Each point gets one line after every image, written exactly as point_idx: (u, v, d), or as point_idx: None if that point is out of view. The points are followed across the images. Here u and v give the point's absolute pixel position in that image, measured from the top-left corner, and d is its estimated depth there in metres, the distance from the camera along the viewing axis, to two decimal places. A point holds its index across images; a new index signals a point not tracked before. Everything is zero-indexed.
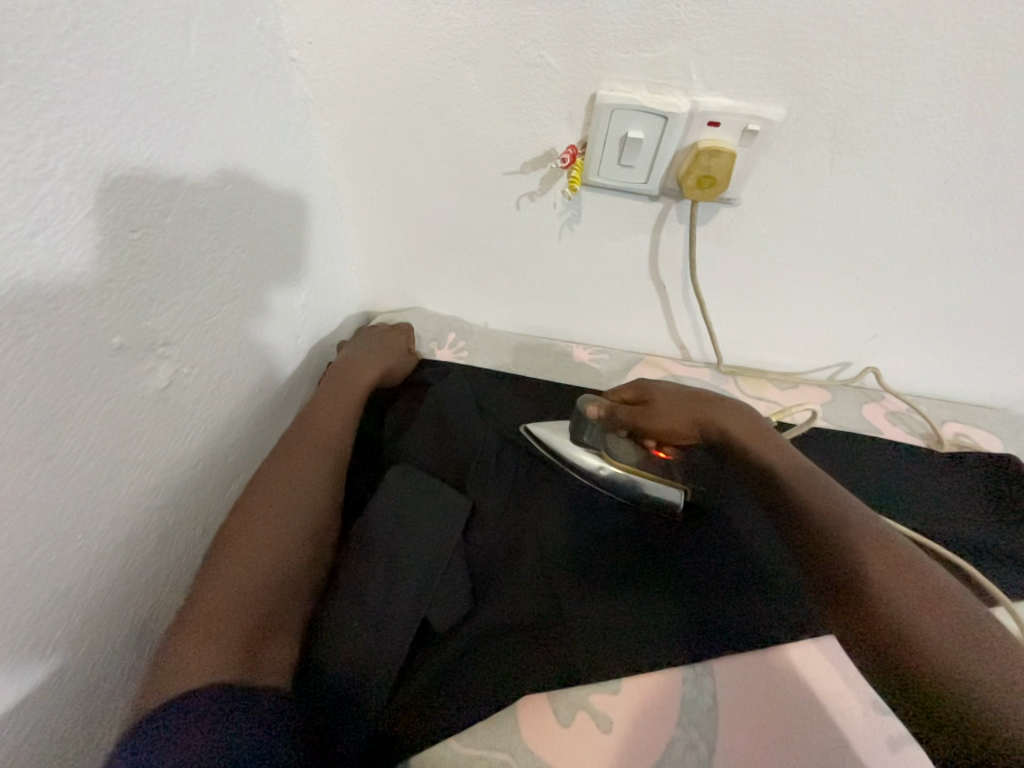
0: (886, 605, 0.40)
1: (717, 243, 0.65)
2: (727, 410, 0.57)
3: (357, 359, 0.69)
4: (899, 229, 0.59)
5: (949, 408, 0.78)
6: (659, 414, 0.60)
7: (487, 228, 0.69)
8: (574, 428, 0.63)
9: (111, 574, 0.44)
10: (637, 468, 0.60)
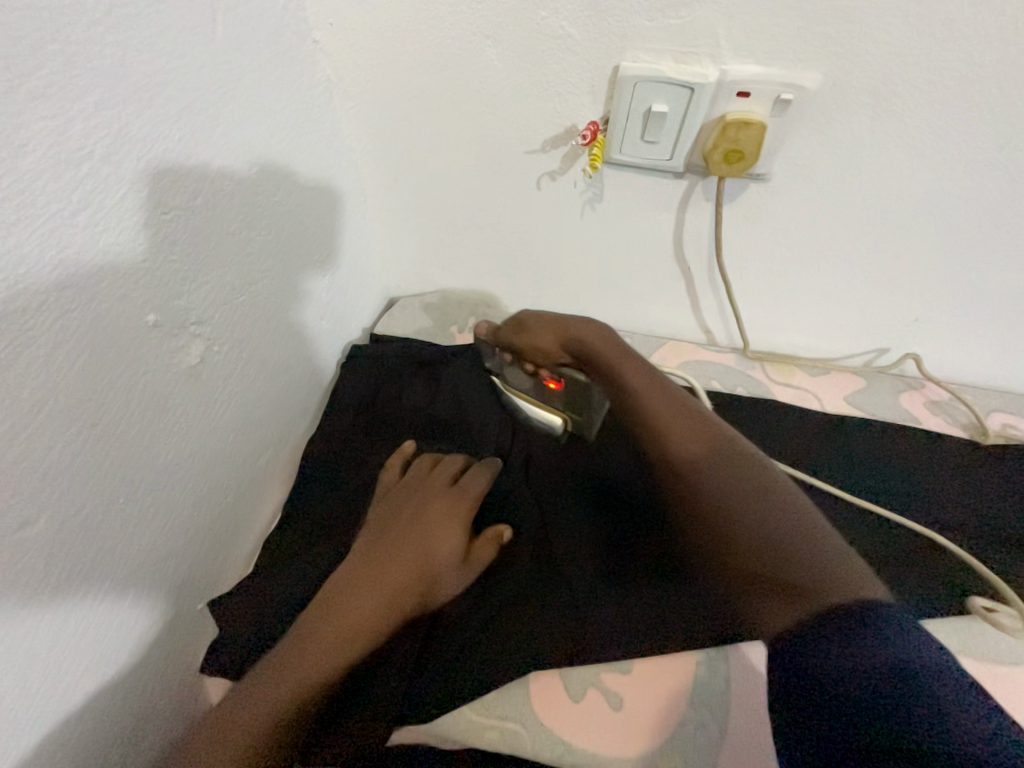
0: (734, 524, 0.42)
1: (746, 220, 0.62)
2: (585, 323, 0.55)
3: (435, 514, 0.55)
4: (946, 202, 0.55)
5: (996, 396, 0.73)
6: (535, 337, 0.58)
7: (506, 209, 0.69)
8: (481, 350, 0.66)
9: (154, 538, 0.46)
10: (524, 395, 0.64)
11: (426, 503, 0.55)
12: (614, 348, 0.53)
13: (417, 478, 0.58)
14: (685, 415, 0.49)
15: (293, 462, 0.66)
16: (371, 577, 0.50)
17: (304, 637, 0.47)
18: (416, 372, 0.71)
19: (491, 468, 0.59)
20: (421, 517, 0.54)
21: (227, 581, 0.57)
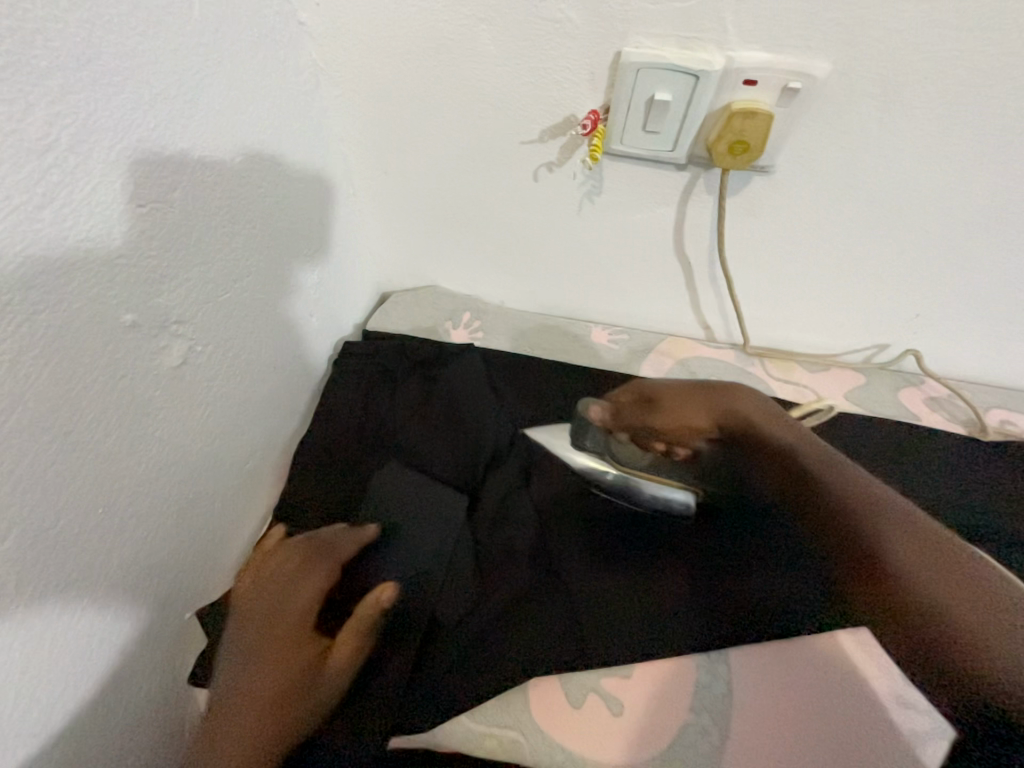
0: (913, 584, 0.42)
1: (748, 214, 0.61)
2: (733, 395, 0.57)
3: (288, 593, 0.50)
4: (953, 196, 0.54)
5: (994, 393, 0.73)
6: (668, 414, 0.56)
7: (502, 202, 0.66)
8: (575, 431, 0.60)
9: (136, 548, 0.44)
10: (644, 472, 0.57)
11: (270, 613, 0.49)
12: (747, 418, 0.55)
13: (257, 575, 0.51)
14: (871, 502, 0.48)
15: (283, 464, 0.64)
16: (228, 706, 0.45)
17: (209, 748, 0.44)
18: (409, 371, 0.69)
19: (334, 551, 0.53)
20: (264, 626, 0.48)
21: (215, 588, 0.55)
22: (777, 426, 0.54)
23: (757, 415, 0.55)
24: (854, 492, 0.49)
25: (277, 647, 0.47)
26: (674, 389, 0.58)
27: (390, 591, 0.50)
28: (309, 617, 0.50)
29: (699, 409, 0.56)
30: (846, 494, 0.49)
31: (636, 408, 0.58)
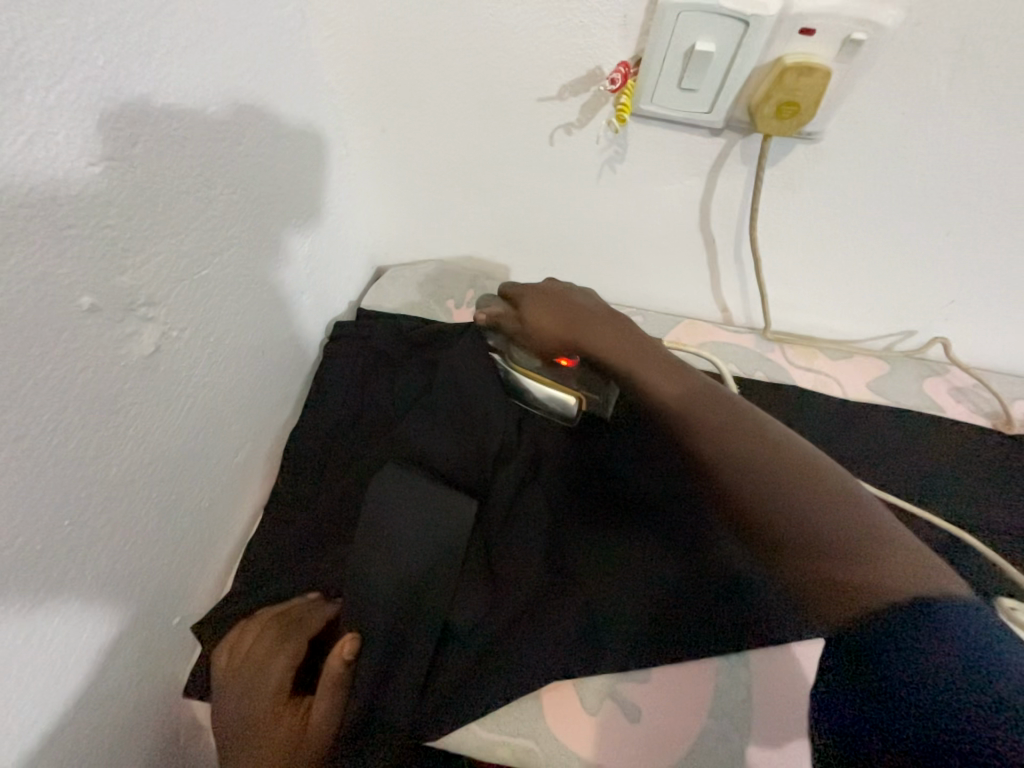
0: (777, 518, 0.35)
1: (785, 188, 0.55)
2: (596, 323, 0.50)
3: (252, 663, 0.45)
4: (1014, 171, 0.49)
5: (1021, 384, 0.70)
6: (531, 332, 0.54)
7: (512, 168, 0.60)
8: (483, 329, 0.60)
9: (112, 556, 0.40)
10: (536, 374, 0.55)
11: (240, 704, 0.44)
12: (585, 325, 0.50)
13: (229, 657, 0.45)
14: (739, 428, 0.40)
15: (275, 455, 0.59)
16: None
17: None
18: (410, 354, 0.64)
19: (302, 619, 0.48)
20: (238, 705, 0.44)
21: (206, 590, 0.52)
22: (599, 330, 0.50)
23: (599, 321, 0.50)
24: (709, 409, 0.42)
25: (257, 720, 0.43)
26: (541, 295, 0.54)
27: (353, 643, 0.45)
28: (283, 690, 0.45)
29: (557, 327, 0.52)
30: (690, 415, 0.42)
31: (516, 320, 0.56)
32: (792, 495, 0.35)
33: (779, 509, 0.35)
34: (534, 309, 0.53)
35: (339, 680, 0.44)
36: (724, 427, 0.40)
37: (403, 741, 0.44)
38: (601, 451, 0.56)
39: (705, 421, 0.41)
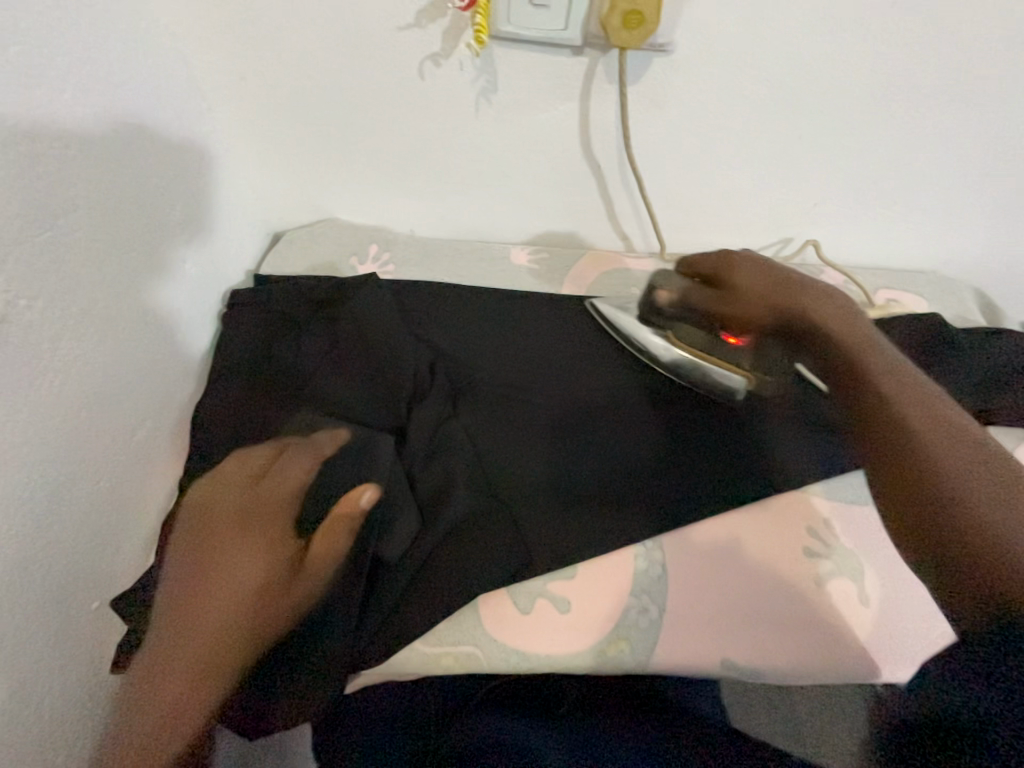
0: (937, 485, 0.37)
1: (652, 106, 0.59)
2: (820, 304, 0.54)
3: (281, 481, 0.48)
4: (829, 67, 0.56)
5: (881, 277, 0.75)
6: (748, 298, 0.58)
7: (385, 106, 0.61)
8: (647, 298, 0.64)
9: (10, 533, 0.40)
10: (706, 353, 0.62)
11: (250, 499, 0.47)
12: (791, 294, 0.56)
13: (251, 472, 0.50)
14: (923, 400, 0.42)
15: (182, 433, 0.59)
16: (182, 618, 0.43)
17: (175, 627, 0.42)
18: (312, 313, 0.64)
19: (315, 446, 0.51)
20: (242, 515, 0.47)
21: (125, 573, 0.51)
22: (827, 311, 0.52)
23: (823, 299, 0.54)
24: (911, 386, 0.44)
25: (265, 514, 0.47)
26: (752, 259, 0.60)
27: (369, 494, 0.47)
28: (289, 505, 0.47)
29: (763, 291, 0.57)
30: (910, 394, 0.43)
31: (705, 291, 0.62)
32: (942, 479, 0.37)
33: (938, 472, 0.38)
34: (741, 269, 0.59)
35: (346, 531, 0.45)
36: (918, 407, 0.42)
37: (347, 672, 0.46)
38: (490, 375, 0.62)
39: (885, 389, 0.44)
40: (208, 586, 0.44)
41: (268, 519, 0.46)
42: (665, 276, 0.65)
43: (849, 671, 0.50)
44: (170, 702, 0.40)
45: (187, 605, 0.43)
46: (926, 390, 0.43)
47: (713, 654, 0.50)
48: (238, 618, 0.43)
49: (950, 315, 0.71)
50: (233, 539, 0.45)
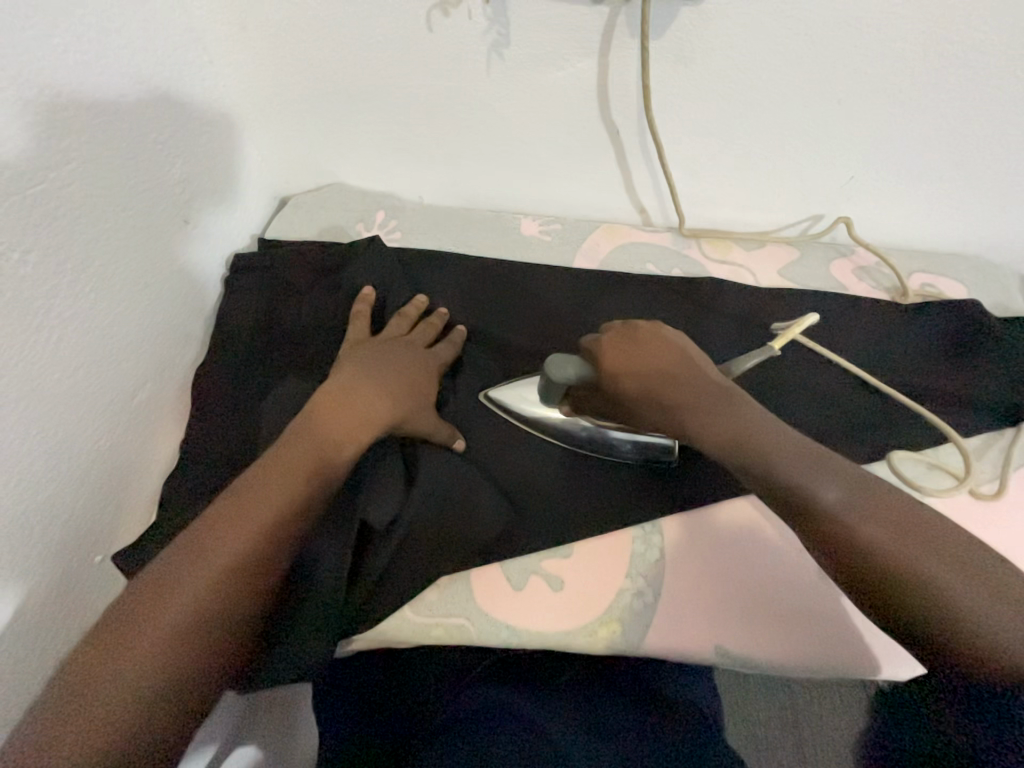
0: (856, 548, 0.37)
1: (677, 64, 0.55)
2: (710, 409, 0.46)
3: (395, 358, 0.54)
4: (875, 20, 0.51)
5: (919, 259, 0.70)
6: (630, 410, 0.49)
7: (393, 62, 0.58)
8: (547, 392, 0.53)
9: (8, 483, 0.41)
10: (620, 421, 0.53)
11: (357, 369, 0.52)
12: (686, 393, 0.47)
13: (352, 346, 0.55)
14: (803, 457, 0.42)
15: (184, 396, 0.60)
16: (250, 496, 0.42)
17: (265, 467, 0.44)
18: (315, 281, 0.63)
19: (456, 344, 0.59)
20: (350, 389, 0.50)
21: (126, 530, 0.52)
22: (704, 414, 0.45)
23: (688, 378, 0.48)
24: (772, 441, 0.43)
25: (372, 375, 0.52)
26: (619, 340, 0.50)
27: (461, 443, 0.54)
28: (406, 379, 0.53)
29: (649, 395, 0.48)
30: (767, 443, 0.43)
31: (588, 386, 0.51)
32: (853, 539, 0.37)
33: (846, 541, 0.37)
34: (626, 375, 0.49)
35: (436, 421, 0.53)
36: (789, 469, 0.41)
37: (336, 638, 0.47)
38: (493, 349, 0.61)
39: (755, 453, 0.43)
40: (310, 425, 0.47)
41: (381, 389, 0.51)
42: (559, 365, 0.50)
43: (847, 666, 0.49)
44: (241, 542, 0.39)
45: (271, 459, 0.45)
46: (778, 434, 0.43)
47: (706, 640, 0.50)
48: (326, 472, 0.45)
49: (988, 303, 0.66)
50: (340, 386, 0.50)
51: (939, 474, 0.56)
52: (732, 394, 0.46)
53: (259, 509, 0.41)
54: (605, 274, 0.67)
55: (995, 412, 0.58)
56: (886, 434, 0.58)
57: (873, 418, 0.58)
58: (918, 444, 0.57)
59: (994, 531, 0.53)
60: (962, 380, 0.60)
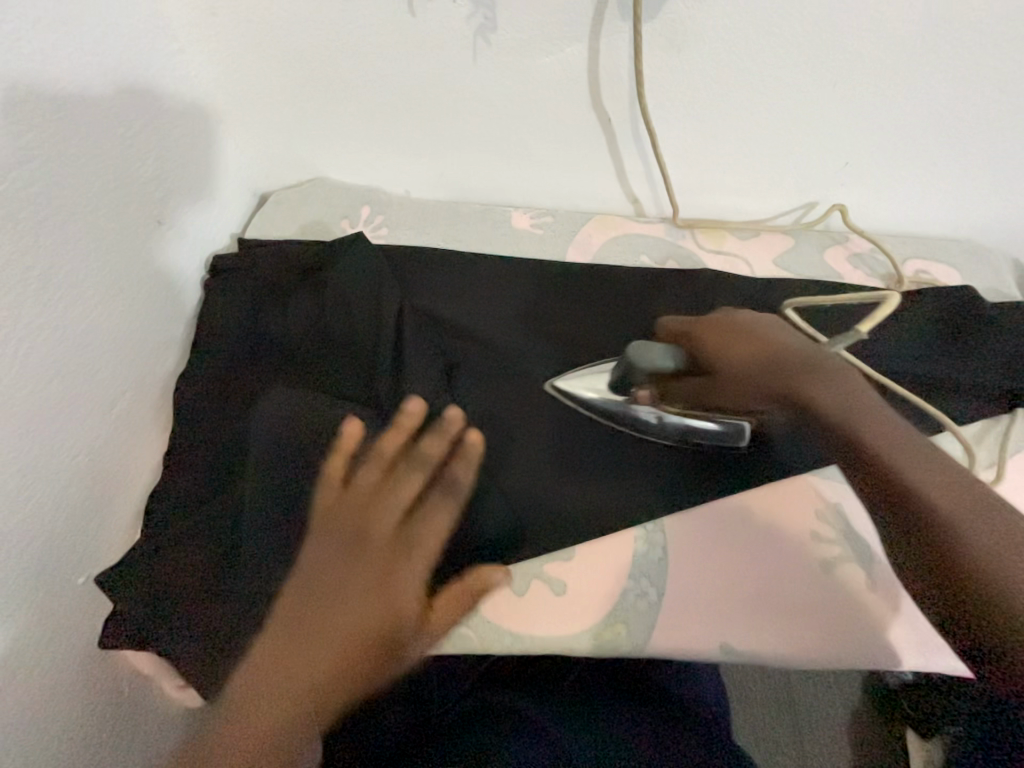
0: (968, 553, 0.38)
1: (669, 48, 0.53)
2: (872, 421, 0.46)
3: (415, 484, 0.47)
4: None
5: (913, 245, 0.69)
6: (728, 381, 0.52)
7: (374, 49, 0.55)
8: (619, 373, 0.52)
9: None
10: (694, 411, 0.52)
11: (361, 506, 0.45)
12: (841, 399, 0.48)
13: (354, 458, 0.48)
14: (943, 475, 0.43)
15: (165, 405, 0.57)
16: (283, 662, 0.40)
17: (283, 623, 0.42)
18: (299, 282, 0.60)
19: (455, 486, 0.48)
20: (381, 543, 0.44)
21: (109, 548, 0.50)
22: (871, 426, 0.46)
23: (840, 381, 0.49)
24: (916, 455, 0.44)
25: (385, 510, 0.45)
26: (724, 322, 0.54)
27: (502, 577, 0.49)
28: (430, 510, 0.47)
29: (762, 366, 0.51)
30: (911, 455, 0.44)
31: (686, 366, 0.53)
32: (976, 550, 0.38)
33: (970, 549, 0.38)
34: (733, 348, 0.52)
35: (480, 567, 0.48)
36: (929, 479, 0.42)
37: None
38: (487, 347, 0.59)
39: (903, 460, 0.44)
40: (321, 579, 0.43)
41: (397, 531, 0.45)
42: (642, 348, 0.51)
43: (851, 658, 0.49)
44: (274, 716, 0.39)
45: (292, 614, 0.42)
46: (926, 452, 0.44)
47: (711, 638, 0.49)
48: (350, 637, 0.41)
49: (982, 288, 0.66)
50: (354, 528, 0.44)
51: None
52: (876, 405, 0.47)
53: (292, 679, 0.40)
54: (599, 267, 0.65)
55: (991, 399, 0.58)
56: None
57: None
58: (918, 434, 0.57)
59: None
60: (958, 367, 0.60)
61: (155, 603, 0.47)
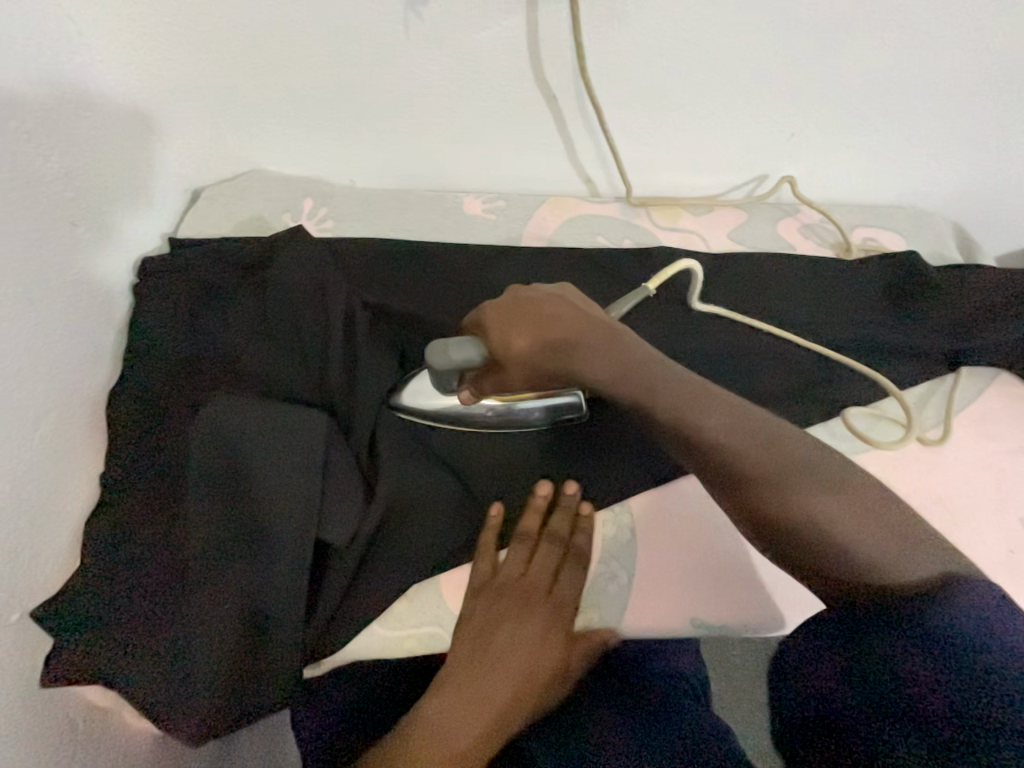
0: (825, 513, 0.38)
1: (609, 19, 0.52)
2: (683, 384, 0.43)
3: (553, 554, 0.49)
4: None
5: (860, 213, 0.70)
6: (532, 372, 0.46)
7: (299, 27, 0.52)
8: (438, 379, 0.46)
9: None
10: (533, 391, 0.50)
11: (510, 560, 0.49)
12: (635, 363, 0.44)
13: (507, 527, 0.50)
14: (764, 426, 0.41)
15: (100, 422, 0.53)
16: (448, 712, 0.45)
17: (466, 678, 0.46)
18: (239, 282, 0.57)
19: (580, 551, 0.50)
20: (512, 634, 0.48)
21: (47, 580, 0.46)
22: (707, 407, 0.42)
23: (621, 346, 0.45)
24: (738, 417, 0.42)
25: (520, 601, 0.48)
26: (499, 305, 0.46)
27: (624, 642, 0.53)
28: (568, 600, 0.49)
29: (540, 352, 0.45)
30: (731, 419, 0.42)
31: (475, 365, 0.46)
32: (819, 506, 0.38)
33: (819, 514, 0.38)
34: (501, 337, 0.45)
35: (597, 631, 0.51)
36: (749, 436, 0.41)
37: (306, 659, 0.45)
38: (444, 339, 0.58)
39: (727, 426, 0.41)
40: (503, 625, 0.48)
41: (536, 591, 0.49)
42: (439, 350, 0.42)
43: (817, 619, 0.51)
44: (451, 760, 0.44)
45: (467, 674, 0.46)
46: (745, 409, 0.42)
47: (683, 614, 0.50)
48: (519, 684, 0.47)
49: (924, 252, 0.68)
50: (501, 597, 0.48)
51: (885, 424, 0.58)
52: (673, 369, 0.45)
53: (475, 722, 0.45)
54: (555, 251, 0.63)
55: (937, 359, 0.60)
56: (840, 391, 0.58)
57: (826, 376, 0.59)
58: (870, 398, 0.58)
59: (940, 474, 0.55)
60: (905, 330, 0.61)
61: (103, 634, 0.44)
